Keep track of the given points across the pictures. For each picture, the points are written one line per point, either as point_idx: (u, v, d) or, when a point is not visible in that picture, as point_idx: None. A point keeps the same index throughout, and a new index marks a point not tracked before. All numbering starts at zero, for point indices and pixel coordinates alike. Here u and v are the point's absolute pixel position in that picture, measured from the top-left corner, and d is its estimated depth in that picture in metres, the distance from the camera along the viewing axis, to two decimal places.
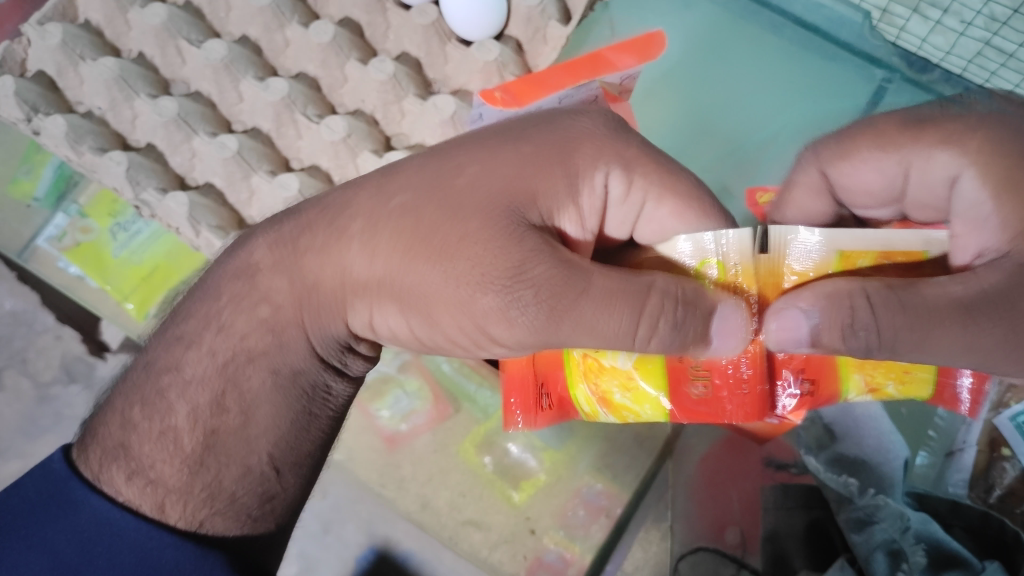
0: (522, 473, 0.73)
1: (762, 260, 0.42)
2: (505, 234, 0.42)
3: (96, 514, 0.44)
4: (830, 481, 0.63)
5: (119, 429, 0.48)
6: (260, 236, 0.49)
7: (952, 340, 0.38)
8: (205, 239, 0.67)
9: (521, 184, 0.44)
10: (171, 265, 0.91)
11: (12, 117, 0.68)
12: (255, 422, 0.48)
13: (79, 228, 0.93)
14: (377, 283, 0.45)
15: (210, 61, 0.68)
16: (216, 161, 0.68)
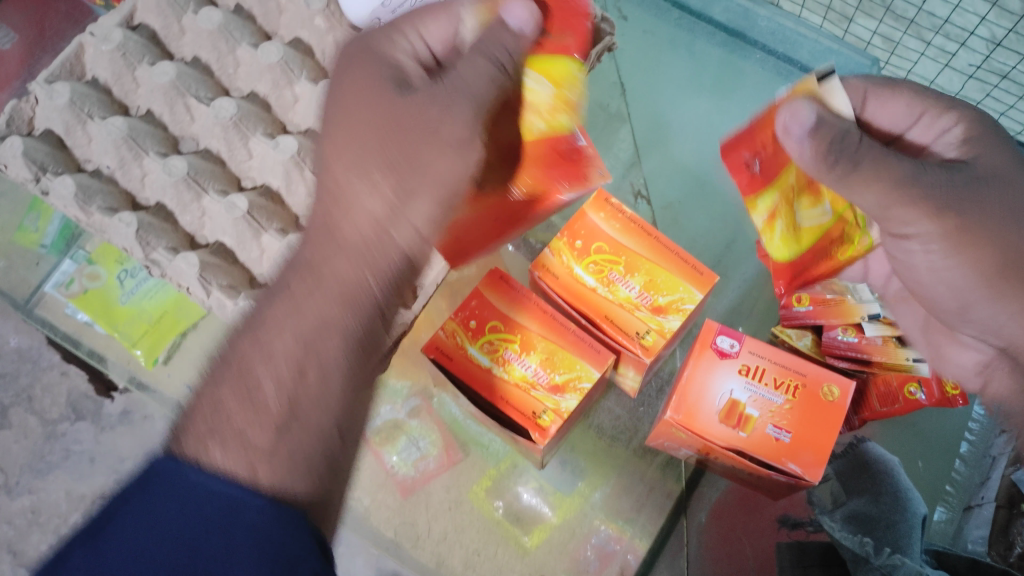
0: (532, 519, 0.72)
1: (807, 84, 0.59)
2: (358, 140, 0.50)
3: (195, 483, 0.43)
4: (845, 540, 0.59)
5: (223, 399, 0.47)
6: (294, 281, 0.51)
7: (873, 184, 0.55)
8: (217, 300, 0.66)
9: (356, 126, 0.51)
10: (178, 314, 0.91)
11: (20, 177, 0.67)
12: (308, 371, 0.47)
13: (86, 274, 0.93)
14: (358, 248, 0.49)
15: (220, 118, 0.69)
16: (227, 221, 0.68)
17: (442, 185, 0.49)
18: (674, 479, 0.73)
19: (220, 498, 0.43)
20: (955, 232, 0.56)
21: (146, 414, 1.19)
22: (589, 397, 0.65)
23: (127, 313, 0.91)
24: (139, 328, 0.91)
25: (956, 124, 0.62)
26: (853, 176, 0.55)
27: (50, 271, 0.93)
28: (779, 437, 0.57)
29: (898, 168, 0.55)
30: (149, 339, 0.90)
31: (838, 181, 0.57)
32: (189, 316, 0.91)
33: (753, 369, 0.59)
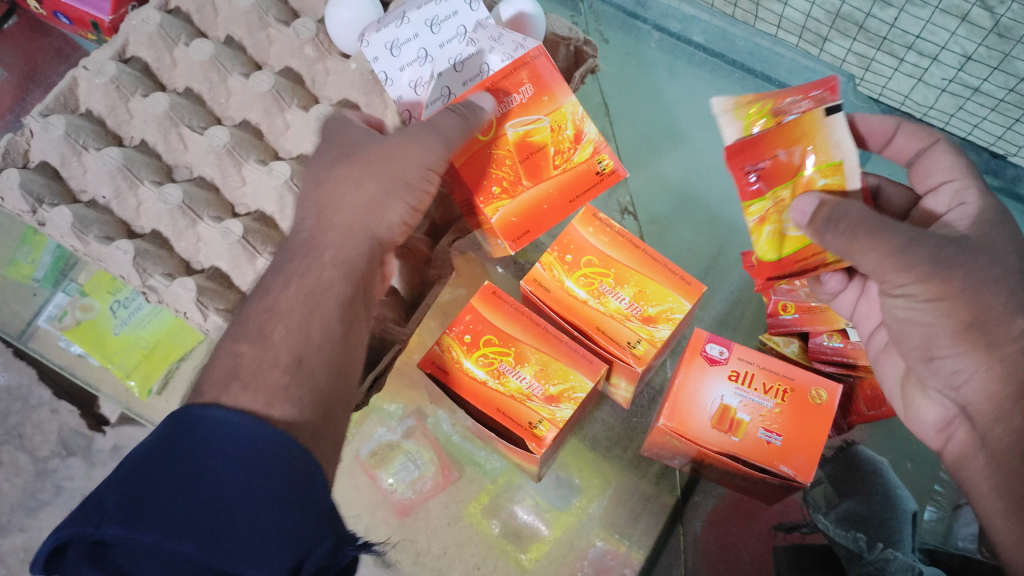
0: (527, 534, 0.73)
1: (814, 115, 0.56)
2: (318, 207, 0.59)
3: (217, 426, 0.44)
4: (839, 537, 0.61)
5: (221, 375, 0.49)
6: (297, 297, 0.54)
7: (963, 272, 0.50)
8: (214, 323, 0.68)
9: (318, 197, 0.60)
10: (175, 343, 0.92)
11: (17, 208, 0.69)
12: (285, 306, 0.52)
13: (78, 306, 0.94)
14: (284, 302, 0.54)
15: (213, 146, 0.70)
16: (222, 246, 0.69)
17: (345, 216, 0.58)
18: (669, 490, 0.74)
19: (245, 435, 0.43)
20: (964, 327, 0.50)
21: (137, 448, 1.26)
22: (583, 408, 0.66)
23: (121, 343, 0.92)
24: (131, 360, 0.92)
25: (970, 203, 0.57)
26: (858, 242, 0.51)
27: (45, 305, 0.95)
28: (770, 440, 0.58)
29: (895, 236, 0.51)
30: (140, 371, 0.91)
31: (846, 252, 0.53)
32: (183, 343, 0.92)
33: (742, 375, 0.60)
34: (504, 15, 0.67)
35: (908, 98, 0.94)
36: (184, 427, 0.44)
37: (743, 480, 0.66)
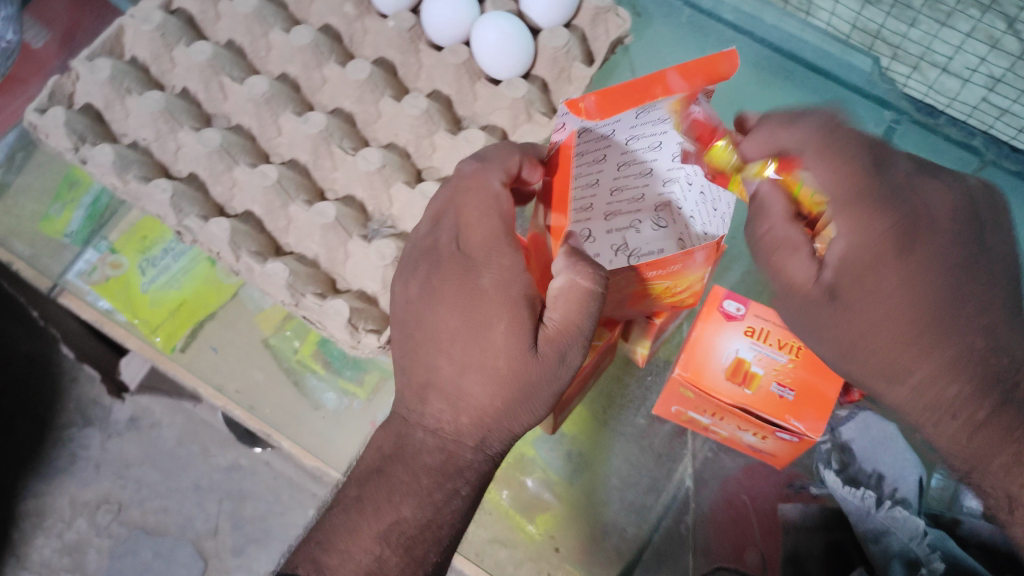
0: (539, 505, 0.72)
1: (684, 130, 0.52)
2: (453, 278, 0.49)
3: None
4: (848, 497, 0.63)
5: (377, 489, 0.49)
6: (428, 406, 0.49)
7: (849, 325, 0.48)
8: (245, 265, 0.69)
9: (452, 267, 0.49)
10: (199, 302, 0.88)
11: (61, 146, 0.71)
12: (456, 416, 0.49)
13: (108, 263, 0.90)
14: (429, 391, 0.49)
15: (252, 95, 0.72)
16: (257, 190, 0.71)
17: (481, 291, 0.48)
18: (681, 450, 0.73)
19: None
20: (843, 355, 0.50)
21: (151, 421, 1.40)
22: (598, 360, 0.67)
23: (150, 299, 0.89)
24: (158, 315, 0.88)
25: (839, 238, 0.47)
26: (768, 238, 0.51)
27: (72, 261, 0.90)
28: (782, 395, 0.60)
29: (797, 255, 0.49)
30: (164, 329, 0.87)
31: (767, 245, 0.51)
32: (207, 304, 0.88)
33: (758, 331, 0.62)
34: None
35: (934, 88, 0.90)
36: None
37: (753, 438, 0.65)
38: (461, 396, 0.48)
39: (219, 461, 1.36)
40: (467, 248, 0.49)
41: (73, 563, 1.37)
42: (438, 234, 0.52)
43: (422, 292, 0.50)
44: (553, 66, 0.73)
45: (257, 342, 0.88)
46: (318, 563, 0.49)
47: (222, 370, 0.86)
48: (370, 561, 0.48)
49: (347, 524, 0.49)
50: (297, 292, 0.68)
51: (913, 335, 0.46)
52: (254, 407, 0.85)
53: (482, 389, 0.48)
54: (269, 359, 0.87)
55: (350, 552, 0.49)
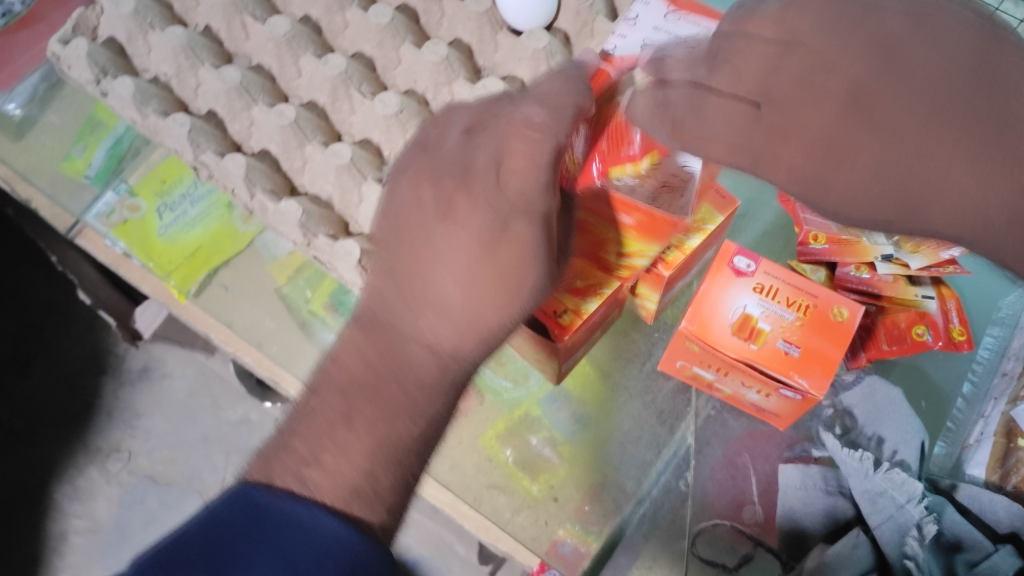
0: (540, 462, 0.72)
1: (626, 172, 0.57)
2: (471, 195, 0.47)
3: (295, 516, 0.43)
4: (847, 460, 0.65)
5: (354, 398, 0.46)
6: (424, 320, 0.47)
7: (842, 178, 0.46)
8: (260, 202, 0.70)
9: (467, 186, 0.47)
10: (215, 250, 0.87)
11: (83, 78, 0.71)
12: (451, 336, 0.47)
13: (127, 206, 0.87)
14: (422, 306, 0.48)
15: (274, 35, 0.72)
16: (274, 129, 0.71)
17: (502, 218, 0.46)
18: (683, 407, 0.73)
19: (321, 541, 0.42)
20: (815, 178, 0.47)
21: (164, 372, 1.48)
22: (605, 313, 0.67)
23: (168, 245, 0.86)
24: (170, 260, 0.85)
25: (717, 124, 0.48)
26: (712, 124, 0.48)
27: (91, 202, 0.87)
28: (788, 351, 0.59)
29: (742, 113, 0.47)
30: (178, 273, 0.85)
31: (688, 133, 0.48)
32: (221, 252, 0.87)
33: (767, 288, 0.62)
34: None
35: None
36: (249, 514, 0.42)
37: (758, 395, 0.65)
38: (455, 313, 0.47)
39: (229, 415, 1.45)
40: (508, 177, 0.45)
41: (81, 509, 1.43)
42: (468, 150, 0.48)
43: (438, 203, 0.48)
44: (576, 19, 0.72)
45: (269, 291, 0.87)
46: (301, 474, 0.45)
47: (233, 308, 0.86)
48: (360, 478, 0.45)
49: (335, 440, 0.45)
50: (310, 233, 0.68)
51: (845, 168, 0.46)
52: (261, 344, 0.84)
53: (486, 311, 0.47)
54: (281, 308, 0.86)
55: (337, 465, 0.45)
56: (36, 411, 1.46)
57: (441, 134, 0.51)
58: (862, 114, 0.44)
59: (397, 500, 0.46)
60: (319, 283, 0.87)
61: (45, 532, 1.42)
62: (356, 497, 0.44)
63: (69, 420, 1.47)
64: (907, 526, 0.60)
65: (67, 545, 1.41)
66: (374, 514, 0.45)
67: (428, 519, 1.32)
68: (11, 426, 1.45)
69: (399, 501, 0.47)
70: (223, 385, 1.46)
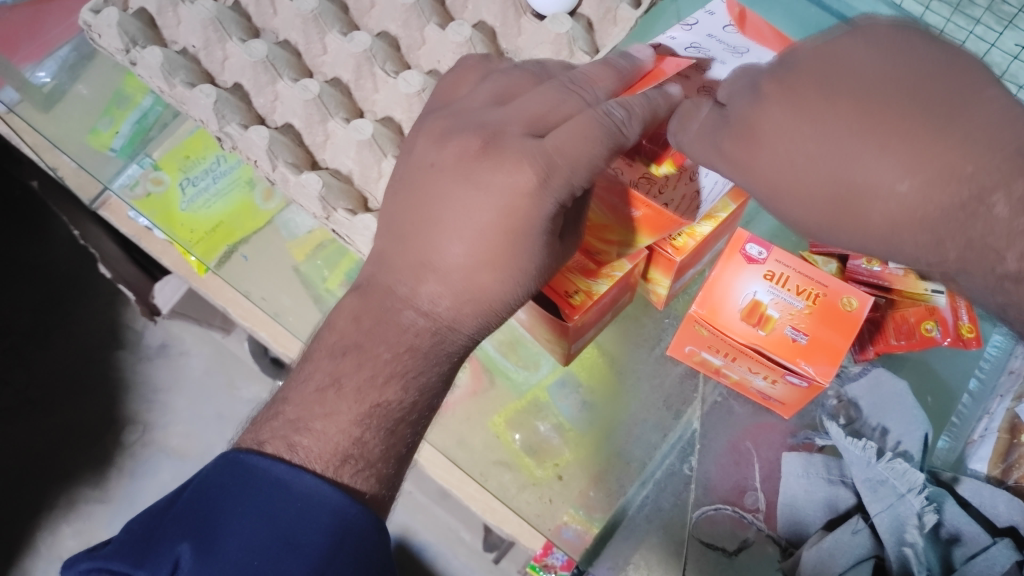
0: (549, 447, 0.73)
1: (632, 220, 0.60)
2: (497, 166, 0.48)
3: (271, 475, 0.48)
4: (849, 449, 0.65)
5: (351, 363, 0.51)
6: (430, 281, 0.51)
7: (794, 152, 0.46)
8: (281, 174, 0.71)
9: (494, 156, 0.48)
10: (234, 227, 0.87)
11: (113, 47, 0.73)
12: (449, 302, 0.51)
13: (151, 179, 0.85)
14: (426, 264, 0.51)
15: (301, 11, 0.73)
16: (298, 103, 0.72)
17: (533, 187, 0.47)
18: (691, 394, 0.74)
19: (297, 499, 0.48)
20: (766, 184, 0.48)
21: (181, 349, 1.51)
22: (617, 295, 0.68)
23: (189, 220, 0.86)
24: (192, 231, 0.86)
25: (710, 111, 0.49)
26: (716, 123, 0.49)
27: (116, 172, 0.85)
28: (796, 338, 0.60)
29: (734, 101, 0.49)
30: (200, 245, 0.86)
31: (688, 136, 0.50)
32: (242, 226, 0.87)
33: (777, 276, 0.62)
34: None
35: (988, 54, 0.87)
36: (232, 474, 0.49)
37: (764, 382, 0.66)
38: (456, 275, 0.50)
39: (244, 394, 1.47)
40: (551, 157, 0.47)
41: (95, 480, 1.45)
42: (497, 116, 0.50)
43: (458, 165, 0.49)
44: (599, 6, 0.73)
45: (288, 267, 0.89)
46: (291, 440, 0.51)
47: (252, 278, 0.89)
48: (348, 443, 0.51)
49: (324, 405, 0.51)
50: (329, 206, 0.70)
51: (813, 149, 0.45)
52: (278, 314, 0.89)
53: (493, 278, 0.50)
54: (298, 286, 0.89)
55: (327, 431, 0.51)
56: (53, 380, 1.49)
57: (468, 95, 0.54)
58: (846, 100, 0.44)
59: (385, 467, 0.53)
60: (337, 262, 0.88)
61: (58, 500, 1.44)
62: (346, 463, 0.51)
63: (83, 390, 1.49)
64: (904, 518, 0.61)
65: (79, 514, 1.43)
66: (364, 483, 0.51)
67: (434, 504, 1.33)
68: (29, 394, 1.48)
69: (389, 466, 0.53)
70: (238, 364, 1.49)
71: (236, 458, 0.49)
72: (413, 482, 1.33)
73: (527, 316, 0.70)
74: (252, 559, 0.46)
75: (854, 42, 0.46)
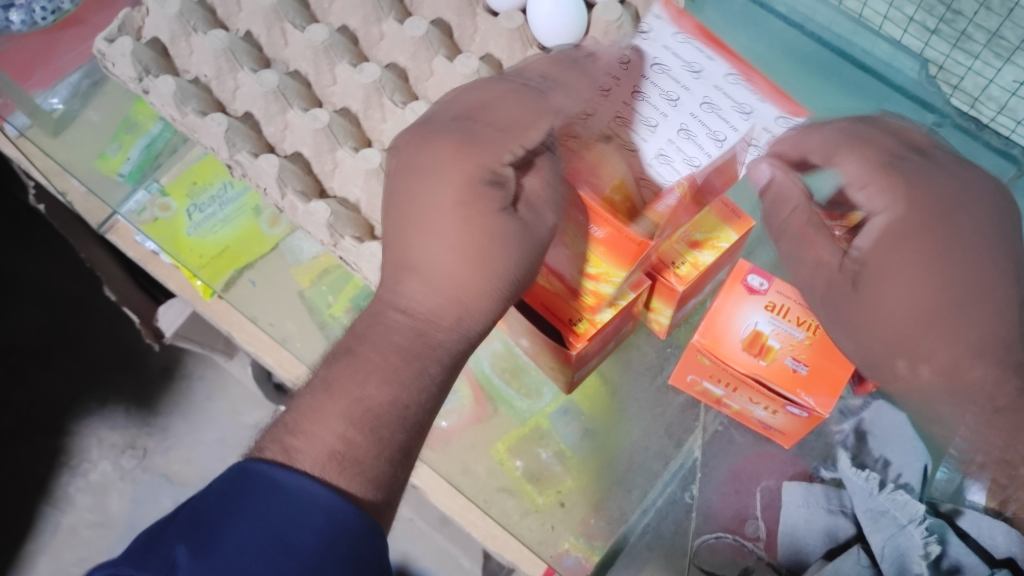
0: (551, 475, 0.73)
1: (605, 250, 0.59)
2: (465, 151, 0.56)
3: (268, 476, 0.48)
4: (855, 481, 0.67)
5: (345, 370, 0.51)
6: (414, 284, 0.54)
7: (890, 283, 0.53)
8: (290, 202, 0.72)
9: (462, 147, 0.56)
10: (240, 251, 0.88)
11: (126, 75, 0.74)
12: (432, 312, 0.54)
13: (158, 205, 0.88)
14: (407, 269, 0.55)
15: (312, 41, 0.75)
16: (308, 132, 0.73)
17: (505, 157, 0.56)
18: (692, 422, 0.75)
19: (293, 497, 0.47)
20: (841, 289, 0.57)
21: (183, 372, 1.51)
22: (619, 325, 0.69)
23: (196, 244, 0.88)
24: (200, 256, 0.88)
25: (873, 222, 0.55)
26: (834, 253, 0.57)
27: (126, 198, 0.87)
28: (796, 368, 0.61)
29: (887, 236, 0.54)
30: (207, 268, 0.87)
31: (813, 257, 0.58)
32: (250, 251, 0.88)
33: (777, 307, 0.63)
34: None
35: (993, 84, 0.90)
36: (235, 476, 0.48)
37: (765, 412, 0.67)
38: (433, 271, 0.54)
39: (247, 419, 1.48)
40: (517, 145, 0.57)
41: (95, 503, 1.45)
42: (462, 121, 0.58)
43: (430, 163, 0.56)
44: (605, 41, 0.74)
45: (293, 293, 0.88)
46: (285, 444, 0.49)
47: (258, 303, 0.88)
48: (335, 442, 0.49)
49: (311, 407, 0.50)
50: (336, 233, 0.71)
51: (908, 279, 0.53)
52: (284, 340, 0.87)
53: (475, 271, 0.54)
54: (302, 311, 0.87)
55: (318, 434, 0.49)
56: (55, 403, 1.49)
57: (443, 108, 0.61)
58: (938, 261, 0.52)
59: (382, 472, 0.50)
60: (342, 287, 0.88)
61: (60, 524, 1.44)
62: (335, 462, 0.49)
63: (84, 412, 1.50)
64: (903, 549, 0.62)
65: (79, 538, 1.43)
66: (358, 487, 0.49)
67: (435, 531, 1.33)
68: (30, 416, 1.48)
69: (382, 467, 0.50)
70: (241, 389, 1.49)
71: (233, 464, 0.49)
72: (415, 510, 1.32)
73: (531, 344, 0.71)
74: (248, 560, 0.46)
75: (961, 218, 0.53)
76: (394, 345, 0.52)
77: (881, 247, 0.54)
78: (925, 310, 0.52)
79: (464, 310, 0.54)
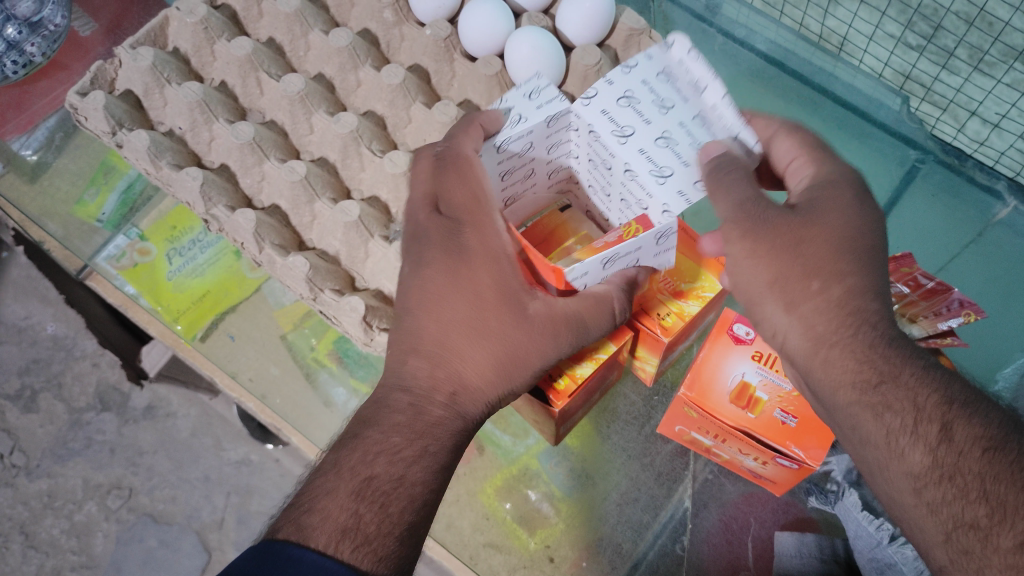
0: (537, 519, 0.74)
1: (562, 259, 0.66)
2: (468, 264, 0.56)
3: (289, 553, 0.44)
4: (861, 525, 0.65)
5: (362, 456, 0.50)
6: (465, 359, 0.55)
7: (804, 259, 0.49)
8: (268, 256, 0.71)
9: (461, 262, 0.56)
10: (221, 297, 0.85)
11: (99, 129, 0.73)
12: (471, 384, 0.55)
13: (137, 249, 0.83)
14: (442, 367, 0.55)
15: (288, 92, 0.74)
16: (285, 184, 0.72)
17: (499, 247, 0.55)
18: (682, 469, 0.74)
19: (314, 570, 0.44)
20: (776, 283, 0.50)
21: (168, 411, 1.49)
22: (603, 376, 0.67)
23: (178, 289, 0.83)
24: (180, 304, 0.83)
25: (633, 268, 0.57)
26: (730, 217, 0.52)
27: (102, 244, 0.83)
28: (786, 421, 0.60)
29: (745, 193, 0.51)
30: (185, 319, 0.84)
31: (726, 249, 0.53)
32: (229, 299, 0.85)
33: (766, 357, 0.63)
34: (569, 27, 0.73)
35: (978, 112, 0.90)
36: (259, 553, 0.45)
37: (754, 462, 0.66)
38: (476, 362, 0.55)
39: (231, 455, 1.44)
40: (495, 248, 0.55)
41: (80, 545, 1.43)
42: (444, 224, 0.57)
43: (436, 275, 0.56)
44: (583, 85, 0.73)
45: (274, 337, 0.85)
46: (299, 523, 0.47)
47: (238, 355, 0.85)
48: (347, 519, 0.47)
49: (324, 486, 0.49)
50: (316, 287, 0.69)
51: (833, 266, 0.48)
52: (264, 396, 0.84)
53: (529, 350, 0.55)
54: (286, 357, 0.85)
55: (328, 510, 0.48)
56: None
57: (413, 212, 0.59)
58: (820, 264, 0.49)
59: (386, 546, 0.48)
60: (323, 332, 0.85)
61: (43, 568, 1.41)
62: (346, 538, 0.47)
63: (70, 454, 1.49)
64: None
65: None
66: (364, 559, 0.46)
67: None
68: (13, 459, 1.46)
69: (393, 547, 0.48)
70: (225, 425, 1.46)
71: (252, 546, 0.45)
72: None
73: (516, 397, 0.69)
74: None
75: (828, 202, 0.51)
76: (395, 424, 0.52)
77: (816, 189, 0.52)
78: (841, 240, 0.49)
79: (519, 376, 0.55)
